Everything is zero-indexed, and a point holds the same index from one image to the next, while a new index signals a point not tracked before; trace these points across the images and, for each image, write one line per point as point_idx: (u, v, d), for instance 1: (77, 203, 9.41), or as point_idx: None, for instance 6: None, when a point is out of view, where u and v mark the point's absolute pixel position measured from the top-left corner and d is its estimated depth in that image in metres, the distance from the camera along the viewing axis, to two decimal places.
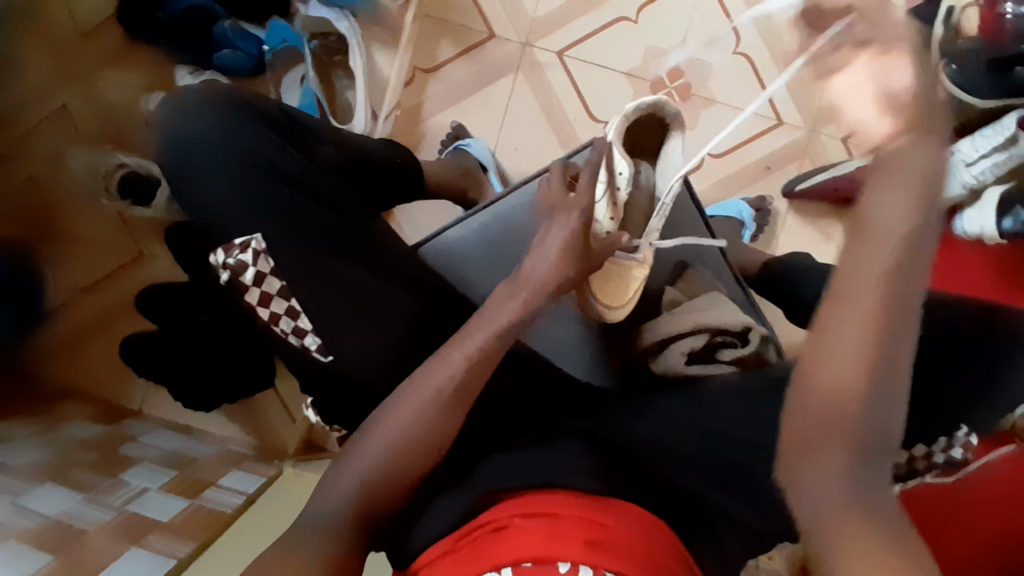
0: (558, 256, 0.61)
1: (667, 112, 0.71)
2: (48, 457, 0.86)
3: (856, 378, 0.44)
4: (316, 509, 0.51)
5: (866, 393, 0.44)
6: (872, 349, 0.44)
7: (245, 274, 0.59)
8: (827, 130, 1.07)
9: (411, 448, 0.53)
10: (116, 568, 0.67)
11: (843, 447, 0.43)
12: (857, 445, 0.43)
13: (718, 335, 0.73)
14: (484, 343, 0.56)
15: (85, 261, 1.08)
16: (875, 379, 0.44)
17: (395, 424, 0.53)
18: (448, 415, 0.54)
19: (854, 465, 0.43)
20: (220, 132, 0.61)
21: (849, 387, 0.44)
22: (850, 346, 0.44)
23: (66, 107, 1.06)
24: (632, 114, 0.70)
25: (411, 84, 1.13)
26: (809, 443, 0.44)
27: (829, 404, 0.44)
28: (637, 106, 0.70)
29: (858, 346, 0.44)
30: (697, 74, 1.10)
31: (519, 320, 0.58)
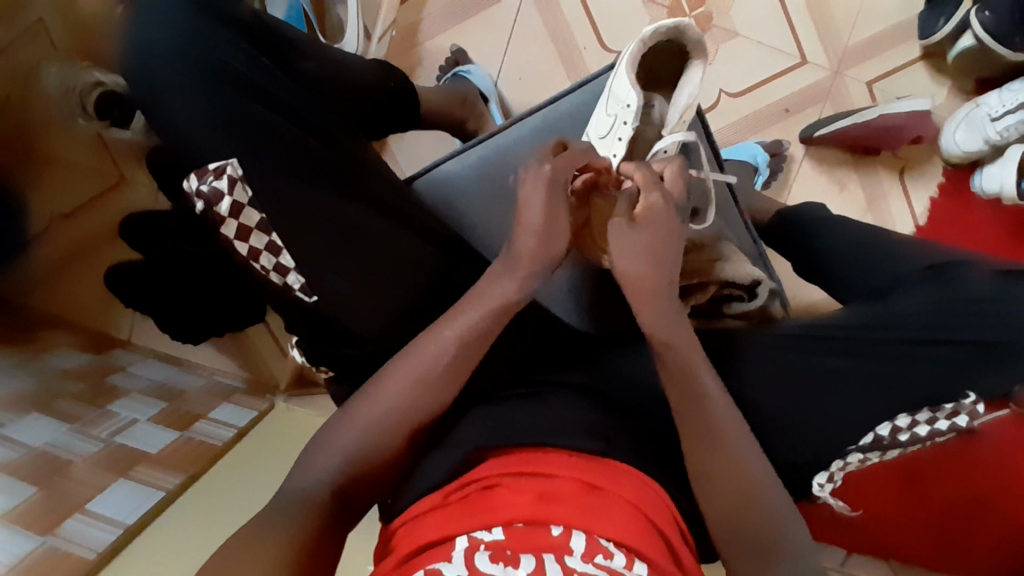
0: (543, 232, 0.56)
1: (688, 38, 0.64)
2: (32, 385, 0.85)
3: (728, 462, 0.52)
4: (297, 482, 0.51)
5: (743, 466, 0.52)
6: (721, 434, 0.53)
7: (220, 204, 0.53)
8: (853, 71, 1.00)
9: (398, 419, 0.53)
10: (101, 501, 0.70)
11: (748, 526, 0.51)
12: (750, 516, 0.51)
13: (726, 287, 0.68)
14: (475, 325, 0.55)
15: (63, 185, 1.03)
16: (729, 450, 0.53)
17: (383, 403, 0.54)
18: (445, 387, 0.55)
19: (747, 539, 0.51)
20: (184, 39, 0.51)
21: (733, 476, 0.52)
22: (713, 442, 0.52)
23: (44, 22, 0.95)
24: (649, 39, 0.64)
25: (408, 2, 1.04)
26: (722, 512, 0.52)
27: (720, 492, 0.52)
28: (656, 29, 0.63)
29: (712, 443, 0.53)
30: (719, 2, 1.01)
31: (511, 302, 0.57)
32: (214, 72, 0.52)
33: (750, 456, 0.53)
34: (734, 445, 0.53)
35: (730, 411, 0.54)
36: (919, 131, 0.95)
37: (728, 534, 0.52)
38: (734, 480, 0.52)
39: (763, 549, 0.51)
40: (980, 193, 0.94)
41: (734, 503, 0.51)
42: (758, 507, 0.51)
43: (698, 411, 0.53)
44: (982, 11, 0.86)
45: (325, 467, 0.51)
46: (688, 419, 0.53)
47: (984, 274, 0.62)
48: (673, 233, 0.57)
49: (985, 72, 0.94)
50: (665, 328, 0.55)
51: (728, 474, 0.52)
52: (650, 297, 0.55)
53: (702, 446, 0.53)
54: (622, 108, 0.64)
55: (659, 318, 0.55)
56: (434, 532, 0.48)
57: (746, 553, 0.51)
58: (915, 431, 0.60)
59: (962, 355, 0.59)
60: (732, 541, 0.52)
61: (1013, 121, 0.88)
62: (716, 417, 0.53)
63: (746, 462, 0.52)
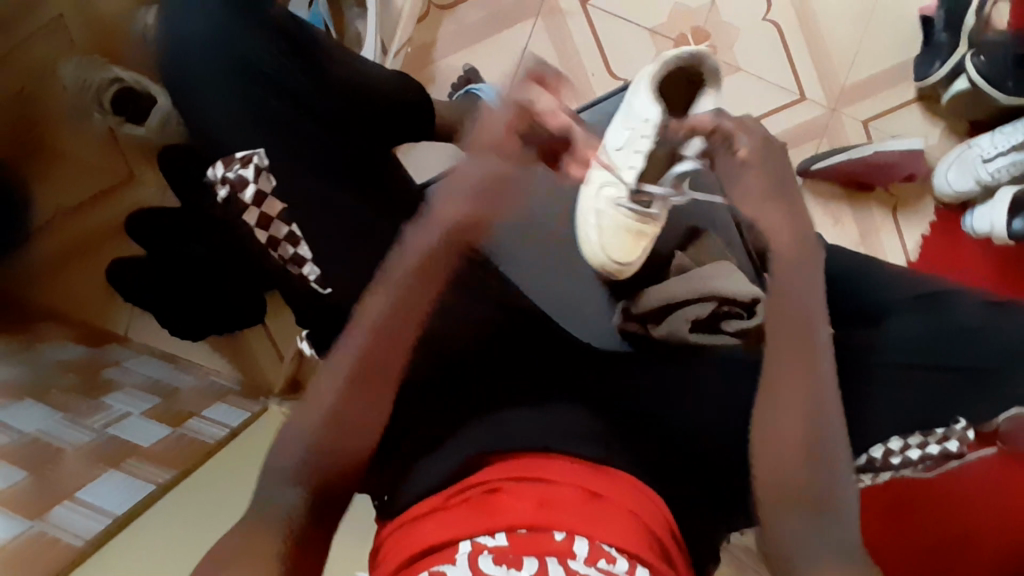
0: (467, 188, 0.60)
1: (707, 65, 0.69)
2: (26, 374, 0.84)
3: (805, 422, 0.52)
4: (282, 460, 0.52)
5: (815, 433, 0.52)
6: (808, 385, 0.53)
7: (245, 190, 0.57)
8: (849, 111, 1.04)
9: (345, 400, 0.52)
10: (91, 491, 0.69)
11: (806, 493, 0.51)
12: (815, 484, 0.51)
13: (726, 304, 0.67)
14: (417, 261, 0.56)
15: (72, 179, 1.04)
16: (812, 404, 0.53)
17: (334, 381, 0.53)
18: (373, 339, 0.53)
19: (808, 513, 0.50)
20: (219, 39, 0.56)
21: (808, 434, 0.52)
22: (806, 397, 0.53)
23: (64, 17, 0.97)
24: (671, 61, 0.70)
25: (424, 22, 1.08)
26: (788, 475, 0.51)
27: (796, 449, 0.51)
28: (677, 54, 0.70)
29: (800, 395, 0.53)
30: (723, 38, 1.06)
31: (433, 247, 0.57)
32: (243, 69, 0.57)
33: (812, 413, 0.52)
34: (821, 401, 0.53)
35: (828, 367, 0.54)
36: (910, 170, 1.00)
37: (781, 498, 0.51)
38: (807, 439, 0.51)
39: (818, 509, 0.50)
40: (970, 233, 0.98)
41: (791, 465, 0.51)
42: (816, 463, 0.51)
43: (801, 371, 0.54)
44: (977, 56, 0.92)
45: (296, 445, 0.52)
46: (773, 386, 0.54)
47: (974, 304, 0.64)
48: (784, 174, 0.61)
49: (975, 117, 0.99)
50: (787, 271, 0.57)
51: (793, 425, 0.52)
52: (790, 263, 0.57)
53: (784, 396, 0.53)
54: (641, 121, 0.70)
55: (789, 273, 0.57)
56: (436, 535, 0.49)
57: (787, 511, 0.50)
58: (906, 455, 0.63)
59: (953, 380, 0.61)
60: (785, 504, 0.51)
61: (1004, 163, 0.92)
62: (811, 369, 0.54)
63: (827, 419, 0.52)
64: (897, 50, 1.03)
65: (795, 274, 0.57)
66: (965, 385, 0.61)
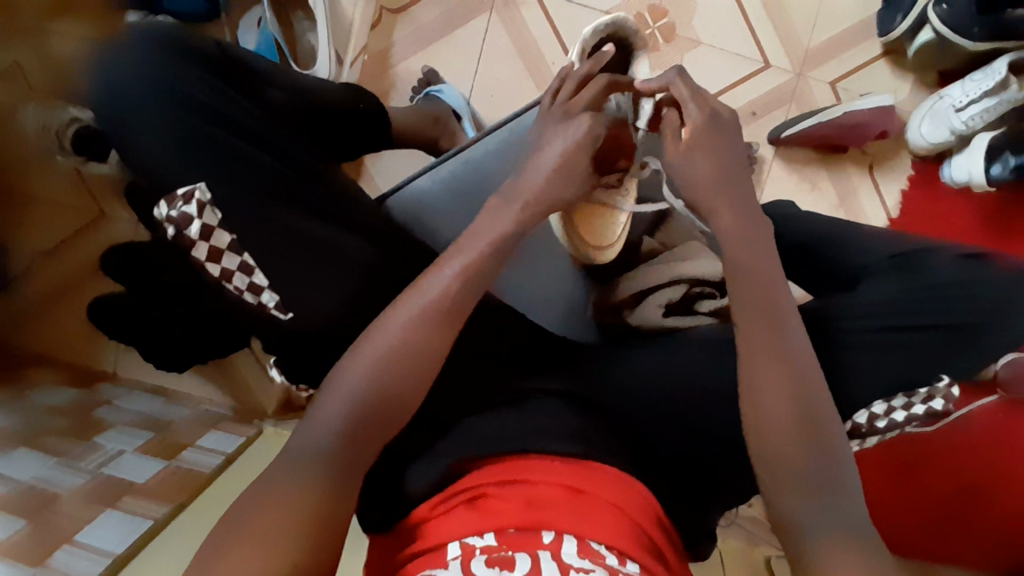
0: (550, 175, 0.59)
1: (627, 31, 0.70)
2: (19, 423, 0.85)
3: (786, 434, 0.49)
4: (299, 442, 0.50)
5: (802, 440, 0.49)
6: (791, 390, 0.50)
7: (189, 228, 0.54)
8: (815, 73, 1.03)
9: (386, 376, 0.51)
10: (90, 531, 0.68)
11: (807, 492, 0.48)
12: (817, 485, 0.48)
13: (697, 285, 0.72)
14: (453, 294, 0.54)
15: (44, 224, 1.05)
16: (801, 419, 0.49)
17: (366, 361, 0.52)
18: (406, 375, 0.52)
19: (818, 501, 0.47)
20: (147, 67, 0.54)
21: (784, 438, 0.49)
22: (784, 405, 0.49)
23: (20, 64, 0.99)
24: (590, 39, 0.69)
25: (378, 27, 1.07)
26: (783, 482, 0.48)
27: (786, 470, 0.48)
28: (595, 29, 0.69)
29: (781, 394, 0.50)
30: (681, 14, 1.04)
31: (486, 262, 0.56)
32: (176, 99, 0.54)
33: (770, 349, 0.51)
34: (807, 377, 0.51)
35: (802, 335, 0.53)
36: (883, 126, 0.98)
37: (798, 508, 0.47)
38: (792, 435, 0.49)
39: (813, 486, 0.48)
40: (949, 183, 0.97)
41: (785, 442, 0.49)
42: (818, 442, 0.49)
43: (774, 321, 0.52)
44: (939, 5, 0.90)
45: (323, 421, 0.50)
46: (747, 329, 0.53)
47: (947, 258, 0.64)
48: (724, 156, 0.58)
49: (945, 65, 0.97)
50: (759, 277, 0.54)
51: (784, 401, 0.49)
52: (727, 201, 0.57)
53: (762, 386, 0.50)
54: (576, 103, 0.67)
55: (763, 259, 0.55)
56: (430, 539, 0.50)
57: (797, 492, 0.48)
58: (892, 416, 0.64)
59: (936, 341, 0.61)
60: (795, 492, 0.48)
61: (977, 110, 0.91)
62: (789, 344, 0.52)
63: (819, 399, 0.50)
64: (857, 7, 1.02)
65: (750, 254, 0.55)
66: (950, 342, 0.61)
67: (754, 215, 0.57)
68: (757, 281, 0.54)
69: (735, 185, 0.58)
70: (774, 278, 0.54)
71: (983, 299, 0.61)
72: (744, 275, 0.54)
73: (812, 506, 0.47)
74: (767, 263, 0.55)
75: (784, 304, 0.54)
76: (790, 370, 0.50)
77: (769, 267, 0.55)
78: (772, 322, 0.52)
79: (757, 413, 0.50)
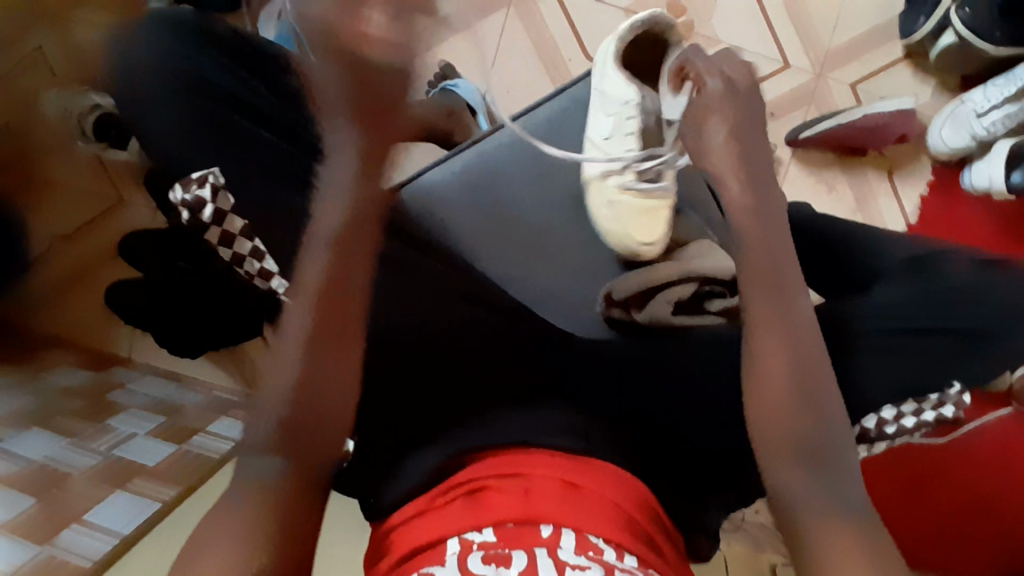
0: None
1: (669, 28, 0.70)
2: (34, 403, 0.86)
3: (782, 403, 0.49)
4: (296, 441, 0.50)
5: (800, 409, 0.49)
6: (788, 355, 0.50)
7: (205, 210, 0.58)
8: (835, 74, 1.02)
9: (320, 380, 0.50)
10: (97, 513, 0.70)
11: (800, 464, 0.48)
12: (811, 461, 0.48)
13: (707, 284, 0.69)
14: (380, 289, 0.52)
15: (61, 211, 1.06)
16: (796, 386, 0.49)
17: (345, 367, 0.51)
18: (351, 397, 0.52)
19: (814, 473, 0.47)
20: (166, 62, 0.58)
21: (779, 405, 0.49)
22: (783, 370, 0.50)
23: (43, 50, 1.00)
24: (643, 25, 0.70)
25: None
26: (778, 455, 0.48)
27: (782, 440, 0.48)
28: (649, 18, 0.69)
29: (779, 358, 0.50)
30: (700, 11, 1.03)
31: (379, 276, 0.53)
32: (195, 91, 0.58)
33: (773, 307, 0.52)
34: (806, 343, 0.51)
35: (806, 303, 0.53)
36: (902, 129, 0.97)
37: (795, 483, 0.48)
38: (788, 404, 0.49)
39: (813, 459, 0.48)
40: (970, 189, 0.95)
41: (783, 413, 0.49)
42: (812, 413, 0.49)
43: (778, 295, 0.52)
44: (961, 9, 0.89)
45: (303, 409, 0.50)
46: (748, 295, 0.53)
47: (963, 269, 0.63)
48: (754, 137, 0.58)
49: (967, 70, 0.96)
50: (765, 244, 0.54)
51: (780, 370, 0.50)
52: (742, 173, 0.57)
53: (762, 344, 0.51)
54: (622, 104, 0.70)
55: (767, 220, 0.55)
56: (426, 533, 0.49)
57: (791, 462, 0.48)
58: (901, 423, 0.63)
59: (947, 347, 0.60)
60: (787, 463, 0.48)
61: (999, 116, 0.90)
62: (793, 309, 0.52)
63: (817, 367, 0.50)
64: (881, 8, 1.01)
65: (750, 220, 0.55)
66: (961, 349, 0.60)
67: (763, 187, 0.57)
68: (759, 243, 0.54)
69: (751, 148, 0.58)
70: (782, 251, 0.54)
71: (998, 308, 0.60)
72: (761, 240, 0.54)
73: (809, 479, 0.47)
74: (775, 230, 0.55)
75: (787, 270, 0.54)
76: (789, 336, 0.51)
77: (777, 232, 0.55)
78: (772, 282, 0.53)
79: (752, 375, 0.51)
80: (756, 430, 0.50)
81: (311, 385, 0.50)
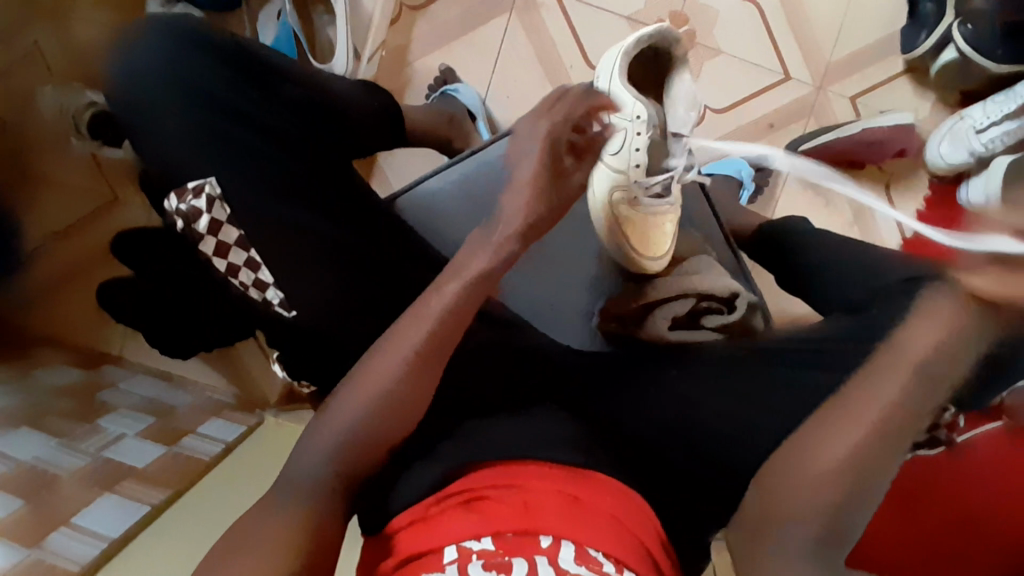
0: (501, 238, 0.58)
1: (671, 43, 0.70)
2: (24, 402, 0.85)
3: (836, 471, 0.47)
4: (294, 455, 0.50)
5: (852, 484, 0.46)
6: (864, 436, 0.47)
7: (199, 221, 0.57)
8: (835, 88, 1.02)
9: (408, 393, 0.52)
10: (86, 515, 0.68)
11: (822, 526, 0.46)
12: (836, 527, 0.46)
13: (705, 300, 0.70)
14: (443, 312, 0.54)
15: (55, 209, 1.05)
16: (860, 465, 0.47)
17: (374, 387, 0.52)
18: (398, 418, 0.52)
19: (826, 536, 0.46)
20: (166, 69, 0.56)
21: (830, 472, 0.47)
22: (843, 445, 0.47)
23: (39, 45, 0.99)
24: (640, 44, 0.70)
25: (397, 24, 1.07)
26: (801, 511, 0.47)
27: (812, 503, 0.47)
28: (651, 35, 0.69)
29: (845, 436, 0.48)
30: (702, 22, 1.03)
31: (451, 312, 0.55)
32: (195, 101, 0.56)
33: (891, 390, 0.49)
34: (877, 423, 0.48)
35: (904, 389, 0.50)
36: (901, 144, 0.98)
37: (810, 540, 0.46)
38: (840, 475, 0.47)
39: (839, 525, 0.46)
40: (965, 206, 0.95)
41: (829, 480, 0.47)
42: (862, 489, 0.47)
43: (892, 375, 0.50)
44: (964, 25, 0.89)
45: (336, 428, 0.51)
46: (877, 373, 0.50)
47: None
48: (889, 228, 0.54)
49: (968, 86, 0.96)
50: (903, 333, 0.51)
51: (844, 447, 0.47)
52: (878, 268, 0.52)
53: (843, 420, 0.49)
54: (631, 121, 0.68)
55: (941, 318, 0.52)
56: (424, 541, 0.49)
57: (818, 527, 0.46)
58: (895, 443, 0.62)
59: None
60: (803, 519, 0.46)
61: (998, 133, 0.90)
62: (884, 388, 0.49)
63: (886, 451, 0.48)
64: (883, 22, 1.00)
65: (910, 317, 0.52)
66: None
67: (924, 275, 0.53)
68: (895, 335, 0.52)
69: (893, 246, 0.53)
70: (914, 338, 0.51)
71: (1013, 333, 0.58)
72: (889, 333, 0.51)
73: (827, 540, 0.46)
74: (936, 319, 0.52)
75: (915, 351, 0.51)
76: (880, 422, 0.48)
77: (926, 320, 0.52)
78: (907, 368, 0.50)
79: (816, 438, 0.49)
80: (795, 488, 0.48)
81: (381, 409, 0.51)
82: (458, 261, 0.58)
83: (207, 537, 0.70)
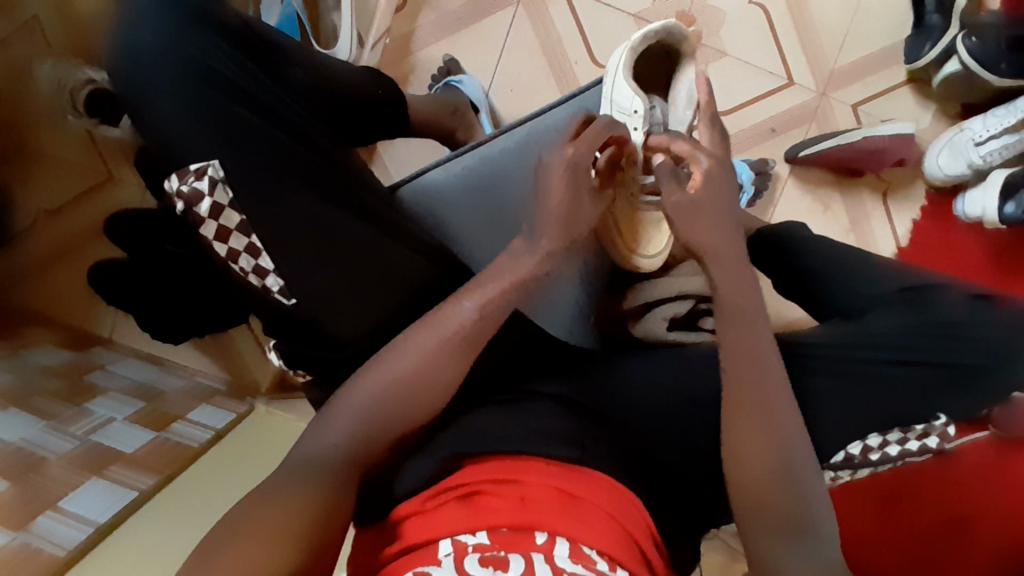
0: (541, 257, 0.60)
1: (678, 38, 0.70)
2: (13, 380, 0.84)
3: (767, 473, 0.49)
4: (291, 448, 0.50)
5: (783, 480, 0.49)
6: (765, 434, 0.50)
7: (200, 205, 0.55)
8: (838, 94, 1.02)
9: (419, 384, 0.55)
10: (74, 499, 0.67)
11: (784, 527, 0.48)
12: (791, 525, 0.48)
13: (696, 303, 0.79)
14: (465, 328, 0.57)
15: (53, 184, 1.05)
16: (778, 461, 0.50)
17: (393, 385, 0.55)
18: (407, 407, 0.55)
19: (793, 536, 0.48)
20: (170, 44, 0.54)
21: (760, 473, 0.50)
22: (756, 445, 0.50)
23: (38, 18, 0.97)
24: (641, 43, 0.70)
25: (403, 11, 1.06)
26: (763, 514, 0.49)
27: (756, 505, 0.49)
28: (648, 32, 0.69)
29: (750, 437, 0.50)
30: (709, 22, 1.03)
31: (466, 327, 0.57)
32: (201, 79, 0.54)
33: (745, 378, 0.52)
34: (781, 417, 0.51)
35: (782, 381, 0.53)
36: (901, 154, 0.98)
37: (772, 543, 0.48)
38: (772, 473, 0.49)
39: (793, 524, 0.48)
40: (962, 217, 0.96)
41: (765, 482, 0.49)
42: (794, 482, 0.49)
43: (752, 369, 0.53)
44: (968, 37, 0.90)
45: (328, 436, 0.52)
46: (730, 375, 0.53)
47: (960, 302, 0.63)
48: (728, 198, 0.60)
49: (973, 97, 0.96)
50: (741, 313, 0.55)
51: (760, 448, 0.50)
52: (723, 257, 0.57)
53: (743, 423, 0.51)
54: (627, 115, 0.69)
55: (750, 312, 0.56)
56: (420, 534, 0.48)
57: (777, 527, 0.48)
58: (887, 451, 0.66)
59: (939, 378, 0.61)
60: (767, 524, 0.49)
61: (997, 146, 0.91)
62: (769, 386, 0.52)
63: (793, 441, 0.51)
64: (885, 31, 1.01)
65: (727, 289, 0.56)
66: (952, 381, 0.61)
67: (730, 246, 0.58)
68: (734, 321, 0.55)
69: (728, 234, 0.59)
70: (750, 324, 0.55)
71: (985, 343, 0.61)
72: (741, 316, 0.55)
73: (790, 538, 0.48)
74: (748, 305, 0.56)
75: (760, 346, 0.54)
76: (761, 413, 0.51)
77: (751, 301, 0.56)
78: (751, 360, 0.53)
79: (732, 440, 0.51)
80: (739, 498, 0.50)
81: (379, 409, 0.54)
82: (488, 279, 0.60)
83: (197, 522, 0.70)
